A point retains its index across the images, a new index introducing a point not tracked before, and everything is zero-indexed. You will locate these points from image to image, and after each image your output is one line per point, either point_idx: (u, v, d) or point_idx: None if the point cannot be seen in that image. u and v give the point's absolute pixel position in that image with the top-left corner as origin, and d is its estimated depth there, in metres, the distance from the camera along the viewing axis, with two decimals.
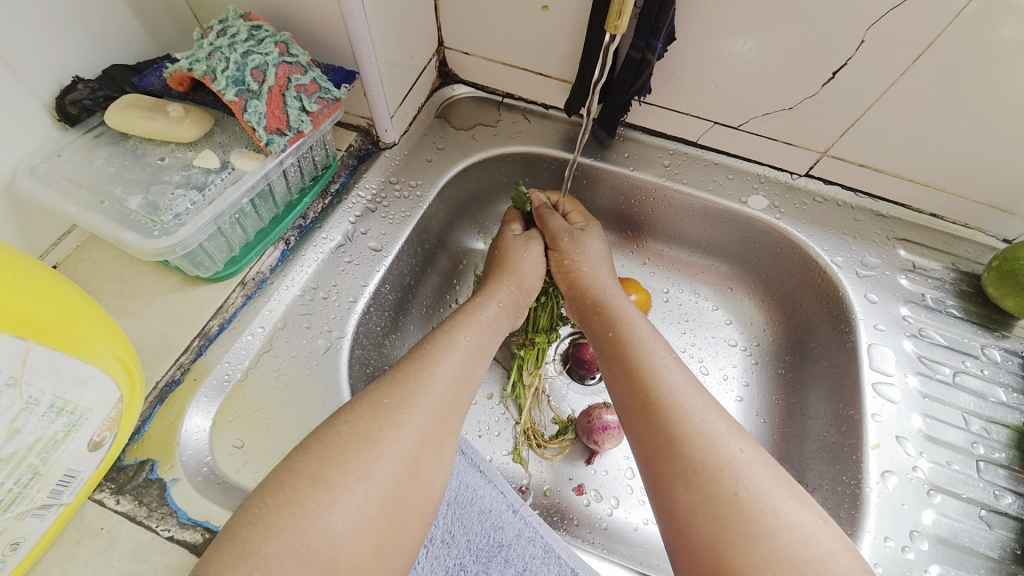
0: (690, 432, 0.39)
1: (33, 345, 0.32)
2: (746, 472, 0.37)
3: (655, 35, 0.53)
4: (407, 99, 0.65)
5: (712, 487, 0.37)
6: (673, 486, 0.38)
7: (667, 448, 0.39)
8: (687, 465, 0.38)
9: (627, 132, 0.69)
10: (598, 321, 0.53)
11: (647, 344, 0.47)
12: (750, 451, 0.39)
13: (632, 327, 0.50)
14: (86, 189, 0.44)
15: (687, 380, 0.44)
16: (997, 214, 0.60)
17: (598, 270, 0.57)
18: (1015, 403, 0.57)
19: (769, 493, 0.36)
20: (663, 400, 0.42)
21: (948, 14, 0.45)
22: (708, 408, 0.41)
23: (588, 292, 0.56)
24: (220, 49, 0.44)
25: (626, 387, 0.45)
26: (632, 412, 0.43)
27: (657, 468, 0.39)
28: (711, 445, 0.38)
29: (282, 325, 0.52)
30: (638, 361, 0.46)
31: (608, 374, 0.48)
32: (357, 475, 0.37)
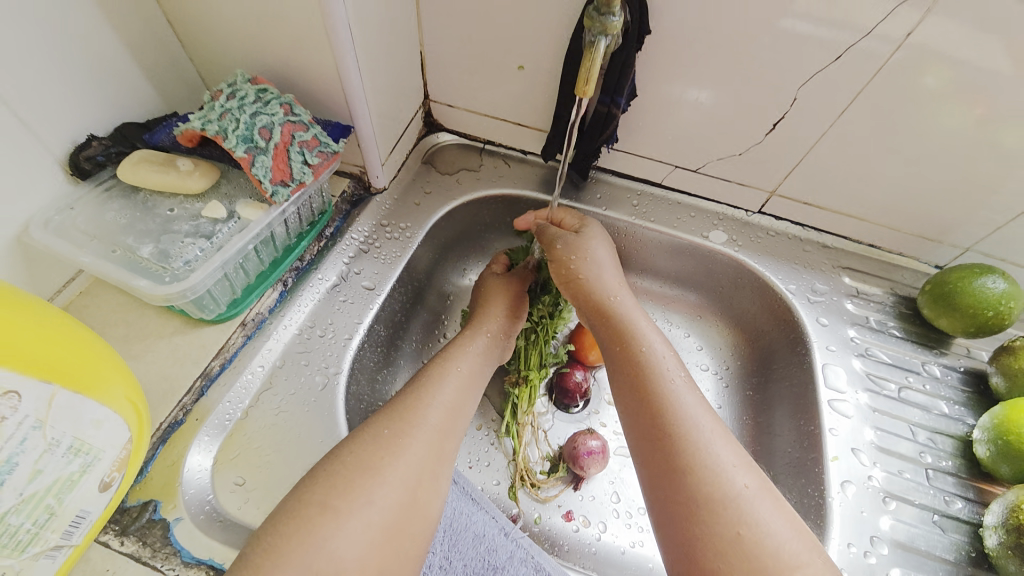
0: (699, 466, 0.43)
1: (59, 390, 0.35)
2: (752, 509, 0.41)
3: (619, 92, 0.60)
4: (396, 148, 0.70)
5: (716, 523, 0.41)
6: (679, 517, 0.42)
7: (674, 476, 0.43)
8: (692, 497, 0.42)
9: (599, 175, 0.76)
10: (608, 327, 0.55)
11: (659, 364, 0.50)
12: (755, 485, 0.43)
13: (644, 342, 0.52)
14: (98, 239, 0.47)
15: (698, 409, 0.47)
16: (928, 243, 0.69)
17: (603, 270, 0.59)
18: (956, 414, 0.63)
19: (770, 531, 0.40)
20: (672, 429, 0.45)
21: (874, 67, 0.53)
22: (723, 442, 0.45)
23: (591, 296, 0.57)
24: (230, 111, 0.48)
25: (639, 406, 0.48)
26: (643, 431, 0.47)
27: (665, 495, 0.43)
28: (719, 481, 0.42)
29: (280, 364, 0.55)
30: (650, 382, 0.49)
31: (618, 387, 0.51)
32: (361, 503, 0.39)
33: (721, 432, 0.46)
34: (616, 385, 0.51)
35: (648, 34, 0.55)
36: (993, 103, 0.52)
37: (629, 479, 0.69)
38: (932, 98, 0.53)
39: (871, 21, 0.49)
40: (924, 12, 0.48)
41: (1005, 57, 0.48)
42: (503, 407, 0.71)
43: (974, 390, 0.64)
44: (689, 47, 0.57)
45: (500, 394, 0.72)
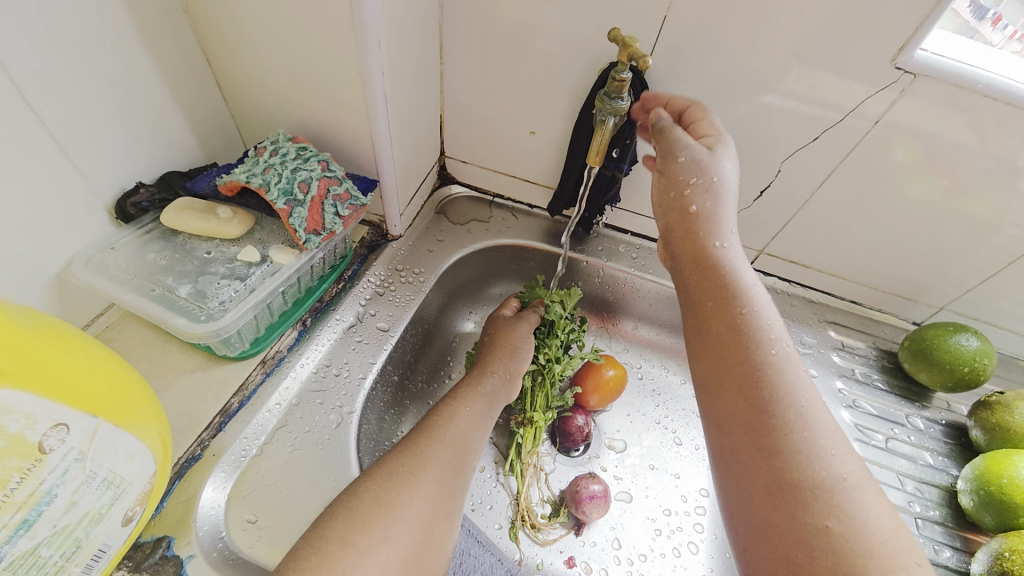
0: (793, 449, 0.42)
1: (102, 423, 0.37)
2: (847, 503, 0.40)
3: (622, 159, 0.66)
4: (413, 199, 0.75)
5: (804, 513, 0.40)
6: (763, 503, 0.42)
7: (762, 455, 0.43)
8: (778, 482, 0.42)
9: (601, 229, 0.81)
10: (704, 278, 0.50)
11: (759, 328, 0.47)
12: (856, 473, 0.42)
13: (745, 302, 0.48)
14: (138, 277, 0.50)
15: (798, 384, 0.44)
16: (904, 301, 0.74)
17: (721, 203, 0.51)
18: (941, 465, 0.66)
19: (864, 531, 0.39)
20: (765, 403, 0.44)
21: (852, 141, 0.59)
22: (825, 425, 0.43)
23: (694, 238, 0.51)
24: (274, 166, 0.53)
25: (730, 375, 0.46)
26: (730, 401, 0.45)
27: (751, 473, 0.43)
28: (814, 468, 0.41)
29: (296, 402, 0.56)
30: (745, 349, 0.46)
31: (706, 346, 0.48)
32: (379, 538, 0.41)
33: (822, 414, 0.44)
34: (702, 345, 0.49)
35: None
36: (957, 175, 0.58)
37: (630, 524, 0.70)
38: (903, 171, 0.60)
39: (850, 102, 0.56)
40: (895, 96, 0.54)
41: (972, 132, 0.54)
42: (507, 447, 0.72)
43: (956, 442, 0.67)
44: None
45: (506, 433, 0.74)
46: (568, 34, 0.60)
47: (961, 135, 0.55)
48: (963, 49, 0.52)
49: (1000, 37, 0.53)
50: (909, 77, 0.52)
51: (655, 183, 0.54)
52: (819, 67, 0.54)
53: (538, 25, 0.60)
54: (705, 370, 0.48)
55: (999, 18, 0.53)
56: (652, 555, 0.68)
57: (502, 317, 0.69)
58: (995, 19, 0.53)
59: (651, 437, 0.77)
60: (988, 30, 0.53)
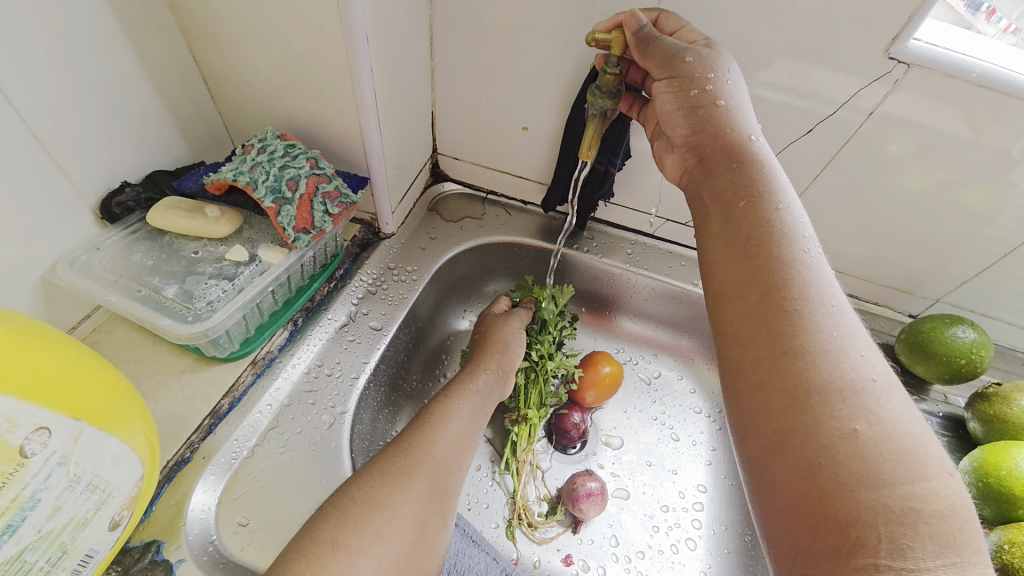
0: (820, 348, 0.39)
1: (85, 426, 0.37)
2: (877, 407, 0.37)
3: (615, 154, 0.66)
4: (405, 197, 0.74)
5: (829, 415, 0.37)
6: (783, 410, 0.38)
7: (785, 355, 0.39)
8: (802, 384, 0.38)
9: (594, 225, 0.81)
10: (731, 180, 0.47)
11: (789, 229, 0.43)
12: (884, 380, 0.38)
13: (774, 202, 0.44)
14: (125, 279, 0.50)
15: (828, 286, 0.41)
16: (900, 294, 0.74)
17: (744, 107, 0.49)
18: None
19: (893, 436, 0.36)
20: (791, 302, 0.40)
21: (847, 134, 0.58)
22: (853, 329, 0.40)
23: (717, 139, 0.48)
24: (261, 164, 0.53)
25: (755, 274, 0.43)
26: (754, 304, 0.42)
27: (773, 377, 0.39)
28: (844, 369, 0.38)
29: (288, 403, 0.55)
30: (774, 249, 0.43)
31: (730, 247, 0.45)
32: (371, 538, 0.40)
33: (850, 315, 0.41)
34: (722, 250, 0.45)
35: None
36: (953, 168, 0.58)
37: (628, 522, 0.69)
38: (898, 163, 0.59)
39: (843, 95, 0.55)
40: (888, 89, 0.54)
41: (967, 123, 0.53)
42: (502, 444, 0.72)
43: (954, 435, 0.67)
44: None
45: (501, 430, 0.73)
46: (558, 29, 0.59)
47: (954, 126, 0.54)
48: (957, 40, 0.51)
49: (994, 30, 0.53)
50: (902, 69, 0.52)
51: (664, 94, 0.50)
52: (812, 59, 0.54)
53: (528, 20, 0.59)
54: (726, 276, 0.45)
55: (993, 11, 0.53)
56: (650, 552, 0.67)
57: (493, 313, 0.68)
58: (989, 13, 0.53)
59: (649, 434, 0.77)
60: (982, 23, 0.53)
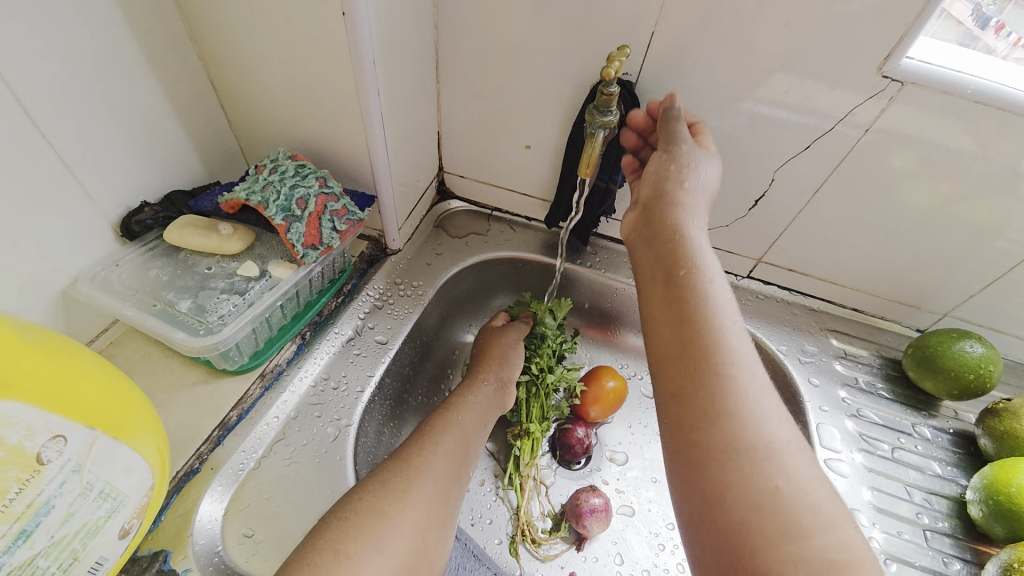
0: (743, 410, 0.39)
1: (99, 435, 0.38)
2: (793, 464, 0.38)
3: (616, 171, 0.67)
4: (412, 214, 0.76)
5: (752, 474, 0.37)
6: (712, 468, 0.38)
7: (713, 415, 0.39)
8: (729, 444, 0.38)
9: (598, 241, 0.82)
10: (670, 244, 0.47)
11: (719, 297, 0.44)
12: (796, 441, 0.39)
13: (708, 270, 0.45)
14: (141, 293, 0.52)
15: (751, 352, 0.42)
16: (906, 308, 0.73)
17: (691, 182, 0.51)
18: (950, 475, 0.64)
19: (810, 492, 0.37)
20: (722, 365, 0.40)
21: (844, 149, 0.59)
22: (772, 393, 0.41)
23: (663, 207, 0.49)
24: (272, 184, 0.55)
25: (689, 335, 0.42)
26: (686, 363, 0.41)
27: (704, 436, 0.39)
28: (764, 428, 0.39)
29: (294, 416, 0.57)
30: (706, 313, 0.43)
31: (665, 309, 0.45)
32: (372, 548, 0.41)
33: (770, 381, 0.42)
34: (659, 309, 0.45)
35: None
36: (956, 181, 0.58)
37: (633, 539, 0.68)
38: (898, 177, 0.60)
39: (840, 111, 0.57)
40: (885, 104, 0.55)
41: (967, 136, 0.54)
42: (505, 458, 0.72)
43: (965, 452, 0.66)
44: None
45: (504, 444, 0.73)
46: (558, 52, 0.62)
47: (955, 140, 0.55)
48: (950, 57, 0.52)
49: (1004, 45, 0.53)
50: (897, 85, 0.53)
51: (654, 163, 0.53)
52: (808, 77, 0.55)
53: (531, 44, 0.62)
54: (662, 334, 0.44)
55: (1003, 26, 0.53)
56: (655, 571, 0.66)
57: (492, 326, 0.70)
58: (998, 27, 0.53)
59: (654, 450, 0.76)
60: (991, 38, 0.54)
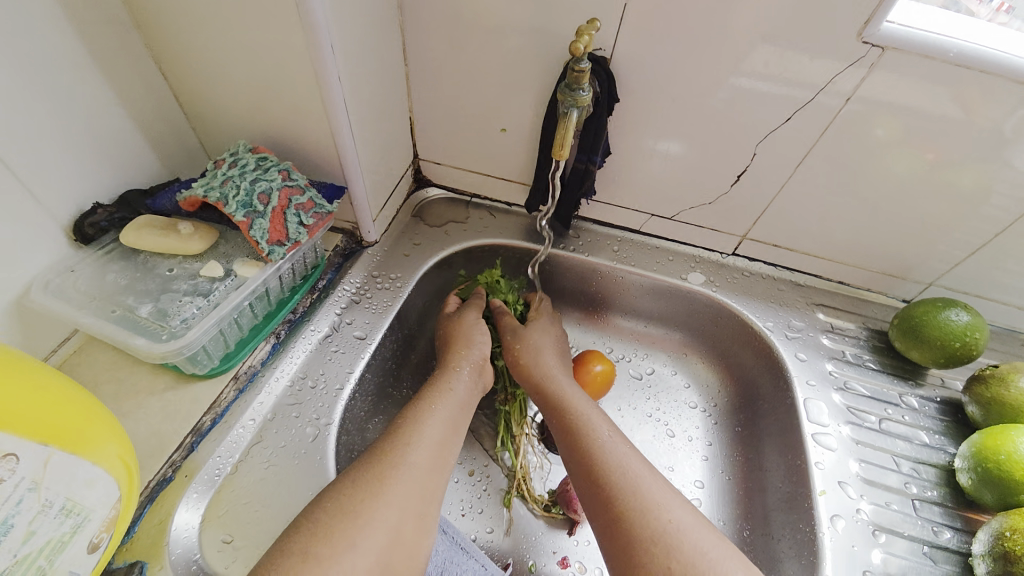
0: (630, 509, 0.47)
1: (54, 450, 0.36)
2: (681, 541, 0.44)
3: (594, 151, 0.65)
4: (387, 204, 0.74)
5: (653, 561, 0.44)
6: (625, 567, 0.45)
7: (613, 525, 0.47)
8: (630, 543, 0.45)
9: (580, 224, 0.80)
10: (542, 403, 0.61)
11: (586, 421, 0.56)
12: (683, 520, 0.46)
13: (573, 404, 0.59)
14: (98, 299, 0.49)
15: (627, 458, 0.52)
16: (892, 279, 0.73)
17: (542, 354, 0.65)
18: (938, 444, 0.64)
19: (702, 561, 0.43)
20: (603, 481, 0.50)
21: (827, 119, 0.58)
22: (654, 486, 0.49)
23: (529, 378, 0.63)
24: (232, 178, 0.52)
25: (579, 471, 0.53)
26: (588, 495, 0.51)
27: (611, 543, 0.47)
28: (648, 517, 0.46)
29: (271, 417, 0.55)
30: (584, 441, 0.54)
31: (563, 455, 0.56)
32: (344, 548, 0.40)
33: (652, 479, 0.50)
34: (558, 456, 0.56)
35: (616, 102, 0.62)
36: (940, 149, 0.57)
37: None
38: (881, 146, 0.58)
39: (820, 80, 0.55)
40: (865, 71, 0.53)
41: (951, 103, 0.53)
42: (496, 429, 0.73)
43: (953, 419, 0.66)
44: (653, 109, 0.63)
45: (494, 415, 0.74)
46: (529, 28, 0.59)
47: (938, 107, 0.53)
48: (933, 19, 0.50)
49: (987, 10, 0.52)
50: (878, 51, 0.51)
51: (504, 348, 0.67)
52: (788, 46, 0.53)
53: (499, 21, 0.59)
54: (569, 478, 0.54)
55: None
56: None
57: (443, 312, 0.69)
58: None
59: (644, 431, 0.75)
60: (974, 4, 0.53)
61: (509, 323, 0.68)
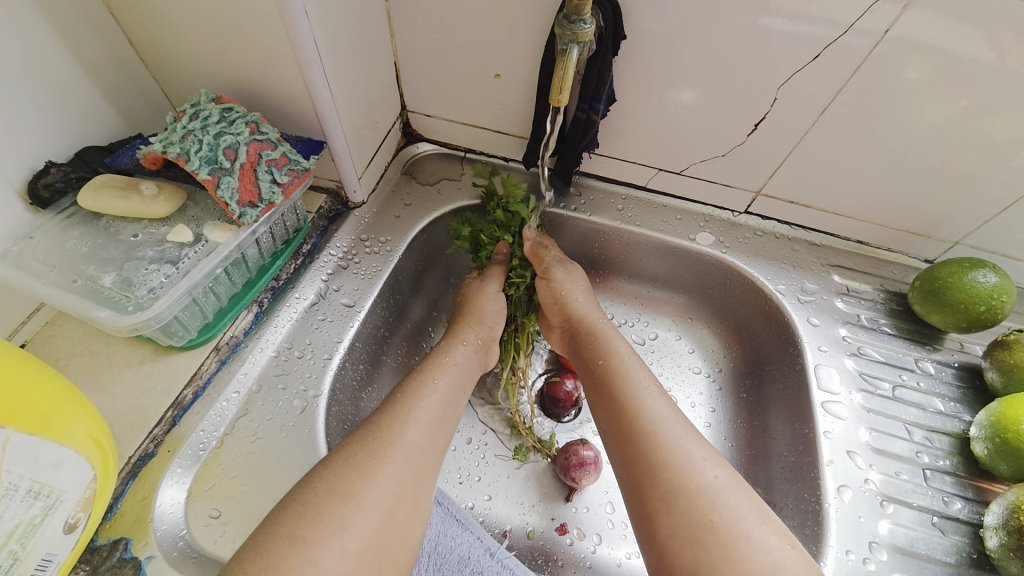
0: (672, 461, 0.45)
1: (13, 433, 0.34)
2: (721, 499, 0.43)
3: (597, 98, 0.58)
4: (373, 160, 0.68)
5: (691, 512, 0.42)
6: (657, 515, 0.43)
7: (650, 472, 0.45)
8: (667, 493, 0.44)
9: (582, 181, 0.75)
10: (587, 348, 0.59)
11: (632, 372, 0.54)
12: (724, 477, 0.45)
13: (618, 355, 0.56)
14: (59, 268, 0.46)
15: (670, 414, 0.49)
16: (916, 238, 0.68)
17: (590, 304, 0.64)
18: (952, 411, 0.61)
19: (740, 518, 0.42)
20: (646, 428, 0.48)
21: (856, 61, 0.51)
22: (694, 443, 0.47)
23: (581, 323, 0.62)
24: (193, 132, 0.47)
25: (613, 416, 0.51)
26: (624, 440, 0.49)
27: (639, 494, 0.45)
28: (689, 471, 0.44)
29: (257, 389, 0.53)
30: (627, 389, 0.52)
31: (600, 401, 0.54)
32: (332, 531, 0.38)
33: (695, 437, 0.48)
34: (595, 402, 0.54)
35: (623, 39, 0.55)
36: (977, 93, 0.50)
37: None
38: (913, 92, 0.52)
39: (852, 15, 0.48)
40: (903, 5, 0.46)
41: (993, 41, 0.46)
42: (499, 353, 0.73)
43: (969, 386, 0.63)
44: (661, 52, 0.56)
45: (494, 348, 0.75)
46: None
47: (977, 46, 0.47)
48: None
49: None
50: None
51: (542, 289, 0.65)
52: None
53: None
54: (604, 422, 0.52)
55: None
56: None
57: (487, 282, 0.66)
58: None
59: None
60: None
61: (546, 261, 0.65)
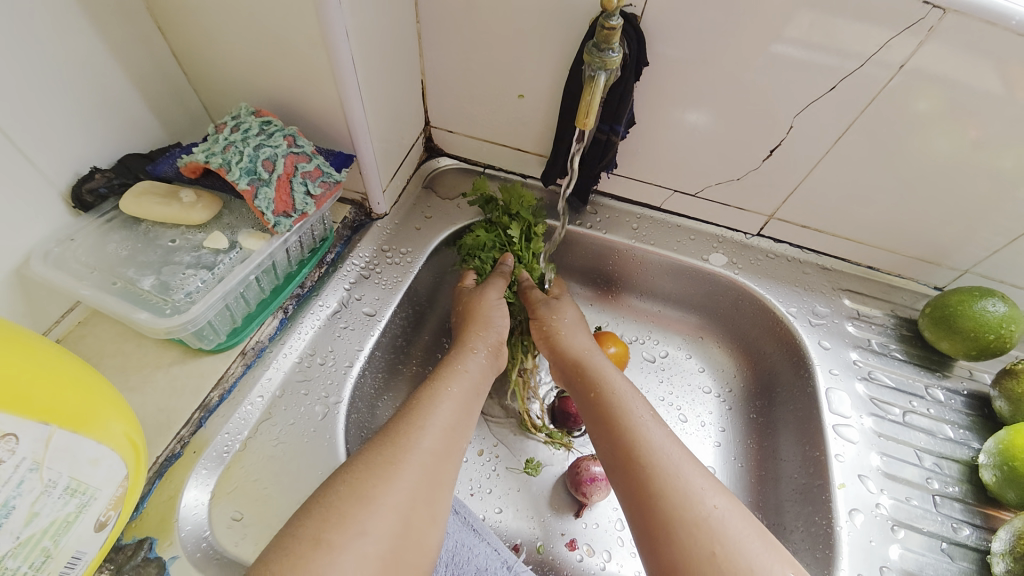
0: (671, 489, 0.46)
1: (55, 430, 0.36)
2: (722, 526, 0.44)
3: (617, 121, 0.61)
4: (397, 174, 0.70)
5: (695, 541, 0.43)
6: (662, 543, 0.44)
7: (650, 504, 0.46)
8: (669, 523, 0.44)
9: (598, 199, 0.76)
10: (579, 381, 0.59)
11: (624, 402, 0.55)
12: (724, 504, 0.45)
13: (610, 386, 0.57)
14: (100, 271, 0.47)
15: (666, 442, 0.50)
16: (925, 265, 0.69)
17: (580, 336, 0.64)
18: (962, 439, 0.62)
19: (743, 545, 0.43)
20: (643, 458, 0.49)
21: (872, 93, 0.53)
22: (693, 470, 0.48)
23: (571, 355, 0.62)
24: (234, 144, 0.49)
25: (612, 449, 0.51)
26: (623, 473, 0.49)
27: (645, 524, 0.46)
28: (690, 499, 0.45)
29: (280, 393, 0.54)
30: (621, 422, 0.53)
31: (596, 434, 0.54)
32: (354, 534, 0.39)
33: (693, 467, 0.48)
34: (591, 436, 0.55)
35: (644, 66, 0.57)
36: (987, 126, 0.52)
37: None
38: (925, 124, 0.54)
39: (870, 49, 0.50)
40: (919, 41, 0.48)
41: (1004, 77, 0.48)
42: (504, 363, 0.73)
43: (978, 414, 0.63)
44: (682, 78, 0.58)
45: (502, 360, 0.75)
46: None
47: (988, 81, 0.49)
48: None
49: None
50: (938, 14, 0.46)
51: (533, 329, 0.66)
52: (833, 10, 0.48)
53: None
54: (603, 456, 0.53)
55: None
56: None
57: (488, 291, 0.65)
58: None
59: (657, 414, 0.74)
60: None
61: (538, 298, 0.67)
